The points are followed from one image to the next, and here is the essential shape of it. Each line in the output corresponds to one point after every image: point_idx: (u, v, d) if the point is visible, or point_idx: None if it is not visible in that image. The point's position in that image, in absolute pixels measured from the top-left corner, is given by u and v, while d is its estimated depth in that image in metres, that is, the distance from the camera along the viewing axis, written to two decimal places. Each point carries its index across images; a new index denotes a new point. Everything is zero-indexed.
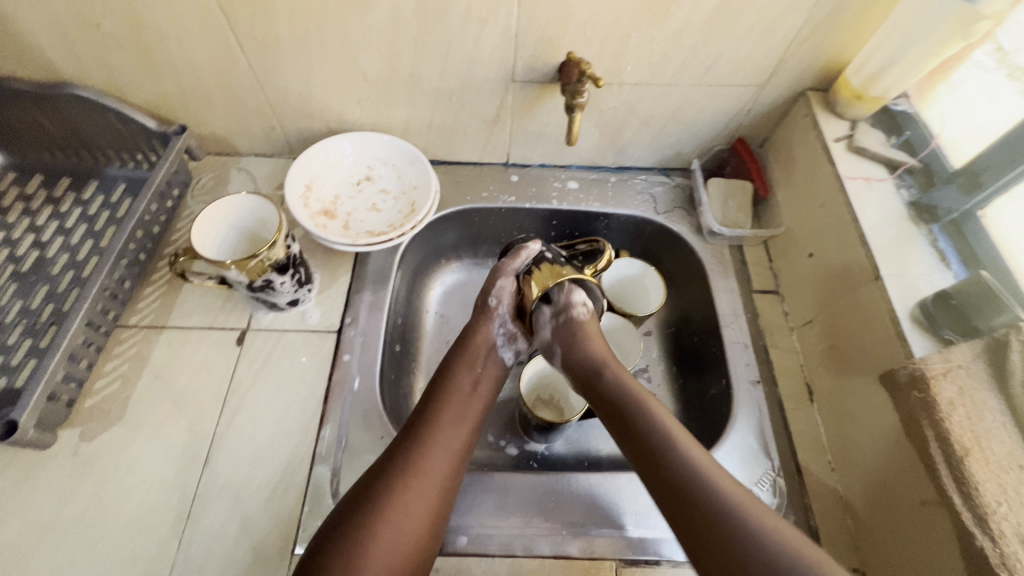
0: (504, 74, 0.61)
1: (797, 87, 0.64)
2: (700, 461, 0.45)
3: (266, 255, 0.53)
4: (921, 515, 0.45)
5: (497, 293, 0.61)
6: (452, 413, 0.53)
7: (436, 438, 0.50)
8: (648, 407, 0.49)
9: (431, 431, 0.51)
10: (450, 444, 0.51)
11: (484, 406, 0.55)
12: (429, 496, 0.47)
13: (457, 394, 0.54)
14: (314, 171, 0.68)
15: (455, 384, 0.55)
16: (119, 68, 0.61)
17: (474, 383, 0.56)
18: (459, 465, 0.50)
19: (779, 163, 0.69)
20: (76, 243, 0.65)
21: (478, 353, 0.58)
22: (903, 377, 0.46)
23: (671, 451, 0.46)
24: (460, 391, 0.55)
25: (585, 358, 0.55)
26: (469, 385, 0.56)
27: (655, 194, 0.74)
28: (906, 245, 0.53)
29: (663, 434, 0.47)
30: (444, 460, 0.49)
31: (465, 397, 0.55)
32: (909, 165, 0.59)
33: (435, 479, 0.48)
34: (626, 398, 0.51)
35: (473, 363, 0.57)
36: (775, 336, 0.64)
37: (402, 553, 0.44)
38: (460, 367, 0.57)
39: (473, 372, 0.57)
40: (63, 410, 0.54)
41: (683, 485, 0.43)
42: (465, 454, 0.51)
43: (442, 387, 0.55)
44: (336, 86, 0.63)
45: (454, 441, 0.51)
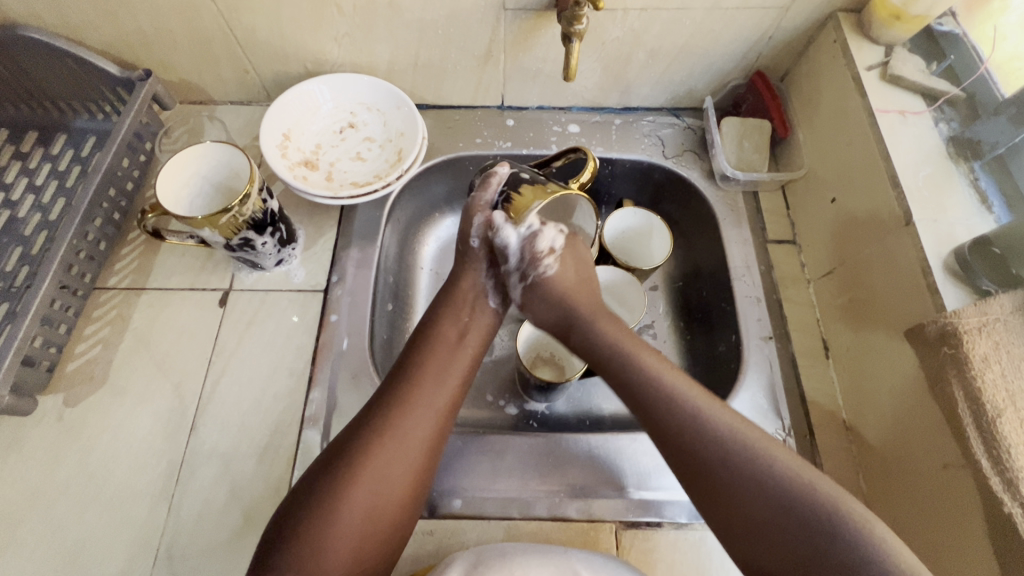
0: (494, 2, 0.55)
1: (827, 8, 0.57)
2: (690, 393, 0.42)
3: (239, 209, 0.49)
4: (943, 478, 0.42)
5: (475, 227, 0.52)
6: (434, 366, 0.48)
7: (418, 396, 0.46)
8: (635, 359, 0.45)
9: (411, 384, 0.47)
10: (432, 402, 0.47)
11: (474, 357, 0.51)
12: (406, 456, 0.44)
13: (440, 346, 0.50)
14: (292, 117, 0.63)
15: (439, 334, 0.50)
16: (69, 5, 0.55)
17: (462, 332, 0.51)
18: (441, 422, 0.47)
19: (802, 97, 0.63)
20: (48, 202, 0.61)
21: (464, 298, 0.53)
22: (933, 333, 0.42)
23: (659, 408, 0.42)
24: (444, 341, 0.50)
25: (577, 301, 0.51)
26: (454, 336, 0.51)
27: (664, 136, 0.68)
28: (943, 186, 0.48)
29: (658, 393, 0.43)
30: (424, 417, 0.46)
31: (451, 348, 0.50)
32: (951, 96, 0.53)
33: (414, 437, 0.45)
34: (612, 345, 0.47)
35: (461, 311, 0.52)
36: (790, 289, 0.60)
37: (379, 512, 0.42)
38: (444, 316, 0.52)
39: (460, 320, 0.52)
40: (44, 376, 0.52)
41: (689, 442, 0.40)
42: (448, 410, 0.48)
43: (426, 335, 0.51)
44: (308, 21, 0.57)
45: (436, 398, 0.47)
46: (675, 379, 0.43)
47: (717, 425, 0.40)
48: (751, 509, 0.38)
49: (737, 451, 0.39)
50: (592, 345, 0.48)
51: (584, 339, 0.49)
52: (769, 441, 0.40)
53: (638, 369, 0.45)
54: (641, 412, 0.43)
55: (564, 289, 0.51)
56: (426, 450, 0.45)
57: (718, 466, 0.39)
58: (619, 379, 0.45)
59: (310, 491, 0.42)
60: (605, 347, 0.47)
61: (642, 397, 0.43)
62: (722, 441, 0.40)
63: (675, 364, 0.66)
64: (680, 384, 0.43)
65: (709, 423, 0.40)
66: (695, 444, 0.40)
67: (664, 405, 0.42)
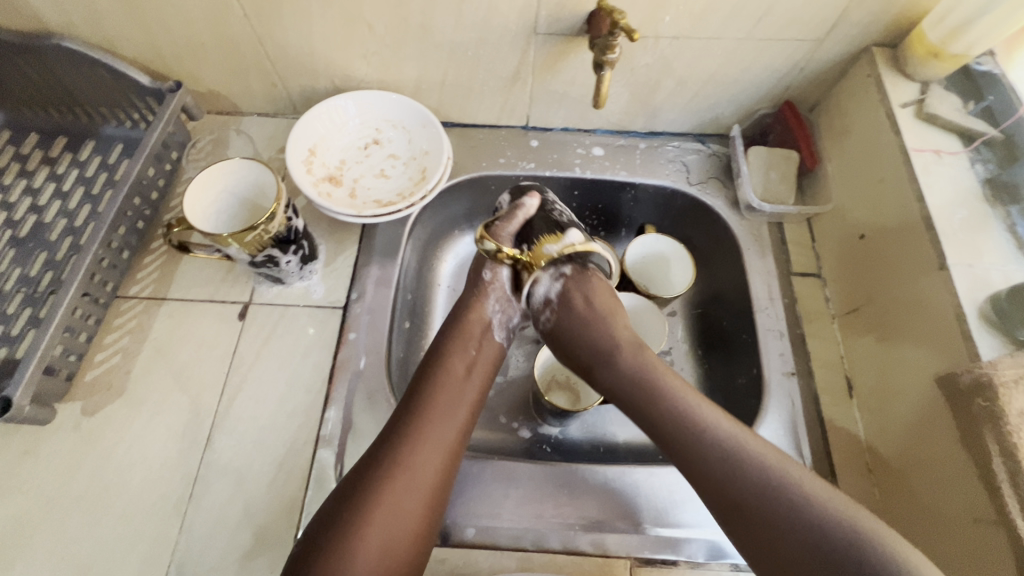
0: (525, 26, 0.54)
1: (861, 41, 0.56)
2: (715, 418, 0.45)
3: (265, 226, 0.49)
4: (972, 534, 0.41)
5: (495, 268, 0.58)
6: (443, 403, 0.50)
7: (428, 431, 0.48)
8: (661, 394, 0.47)
9: (420, 419, 0.48)
10: (442, 438, 0.48)
11: (480, 390, 0.53)
12: (419, 492, 0.45)
13: (448, 380, 0.52)
14: (318, 133, 0.63)
15: (447, 369, 0.52)
16: (105, 18, 0.56)
17: (469, 366, 0.53)
18: (451, 456, 0.48)
19: (831, 129, 0.62)
20: (74, 208, 0.62)
21: (472, 333, 0.55)
22: (965, 384, 0.41)
23: (694, 441, 0.44)
24: (451, 374, 0.52)
25: (598, 331, 0.51)
26: (463, 370, 0.53)
27: (689, 162, 0.67)
28: (978, 230, 0.47)
29: (699, 432, 0.44)
30: (434, 450, 0.47)
31: (458, 383, 0.52)
32: (988, 137, 0.52)
33: (425, 472, 0.46)
34: (640, 378, 0.48)
35: (468, 345, 0.54)
36: (815, 324, 0.59)
37: (394, 551, 0.43)
38: (453, 349, 0.54)
39: (468, 354, 0.54)
40: (63, 384, 0.52)
41: (697, 448, 0.44)
42: (457, 444, 0.49)
43: (436, 368, 0.52)
44: (339, 39, 0.57)
45: (444, 433, 0.48)
46: (702, 404, 0.46)
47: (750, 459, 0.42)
48: (791, 542, 0.39)
49: (767, 473, 0.41)
50: (619, 380, 0.50)
51: (612, 374, 0.50)
52: (796, 468, 0.42)
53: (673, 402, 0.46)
54: (670, 443, 0.45)
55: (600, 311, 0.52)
56: (437, 485, 0.47)
57: (744, 482, 0.41)
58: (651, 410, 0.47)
59: (327, 532, 0.43)
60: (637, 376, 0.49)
61: (674, 430, 0.45)
62: (730, 447, 0.43)
63: None
64: (702, 408, 0.45)
65: (741, 457, 0.42)
66: (732, 476, 0.42)
67: (707, 442, 0.43)
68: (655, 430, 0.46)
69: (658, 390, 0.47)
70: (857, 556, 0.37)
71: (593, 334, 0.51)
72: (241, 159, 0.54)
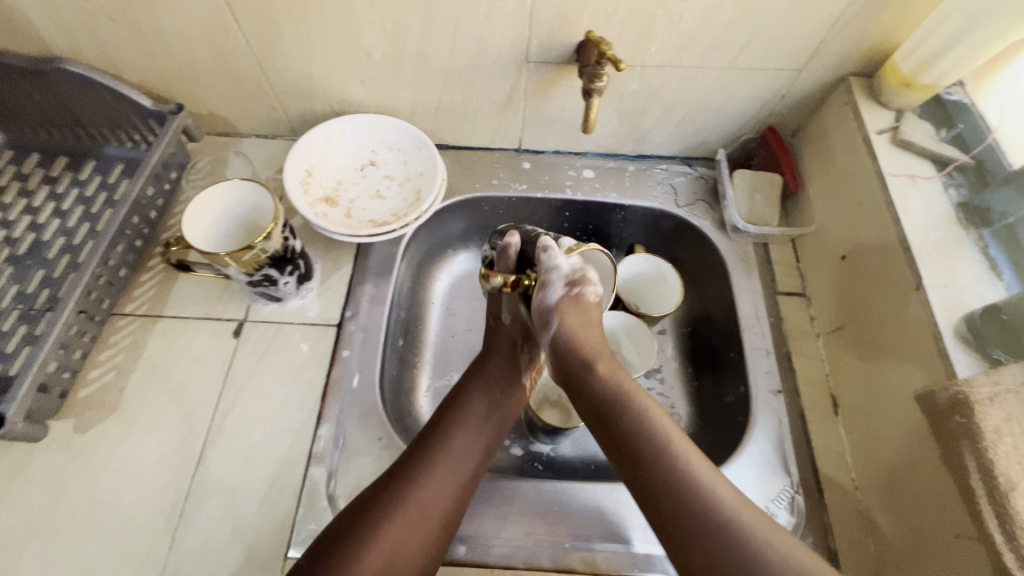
0: (517, 54, 0.57)
1: (839, 71, 0.59)
2: (687, 451, 0.42)
3: (262, 246, 0.51)
4: (955, 550, 0.41)
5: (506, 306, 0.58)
6: (461, 439, 0.51)
7: (447, 462, 0.49)
8: (633, 409, 0.45)
9: (441, 451, 0.50)
10: (460, 467, 0.49)
11: (500, 428, 0.55)
12: (430, 517, 0.46)
13: (472, 413, 0.53)
14: (315, 155, 0.65)
15: (473, 402, 0.54)
16: (111, 44, 0.58)
17: (494, 404, 0.55)
18: (464, 492, 0.49)
19: (813, 153, 0.64)
20: (73, 226, 0.63)
21: (495, 375, 0.56)
22: (942, 401, 0.42)
23: (664, 473, 0.41)
24: (471, 412, 0.54)
25: (583, 345, 0.49)
26: (487, 406, 0.55)
27: (676, 185, 0.69)
28: (953, 251, 0.49)
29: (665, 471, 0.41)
30: (450, 479, 0.48)
31: (478, 418, 0.53)
32: (960, 163, 0.54)
33: (438, 501, 0.47)
34: (614, 402, 0.46)
35: (494, 387, 0.56)
36: (800, 343, 0.60)
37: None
38: (480, 385, 0.56)
39: (491, 391, 0.55)
40: (56, 401, 0.53)
41: (665, 479, 0.41)
42: (469, 480, 0.50)
43: (458, 402, 0.55)
44: (338, 66, 0.59)
45: (462, 465, 0.50)
46: (672, 432, 0.43)
47: (726, 512, 0.38)
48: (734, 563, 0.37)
49: (729, 518, 0.38)
50: (597, 399, 0.47)
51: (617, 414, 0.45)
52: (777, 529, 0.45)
53: (646, 430, 0.44)
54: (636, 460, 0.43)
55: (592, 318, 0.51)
56: (446, 517, 0.47)
57: (699, 509, 0.39)
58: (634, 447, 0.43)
59: (338, 544, 0.44)
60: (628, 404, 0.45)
61: (647, 454, 0.42)
62: (699, 483, 0.40)
63: (682, 411, 0.66)
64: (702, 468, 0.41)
65: (714, 494, 0.40)
66: (683, 490, 0.40)
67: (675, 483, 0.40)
68: (633, 451, 0.43)
69: (637, 422, 0.44)
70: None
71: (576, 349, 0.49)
72: (238, 179, 0.56)
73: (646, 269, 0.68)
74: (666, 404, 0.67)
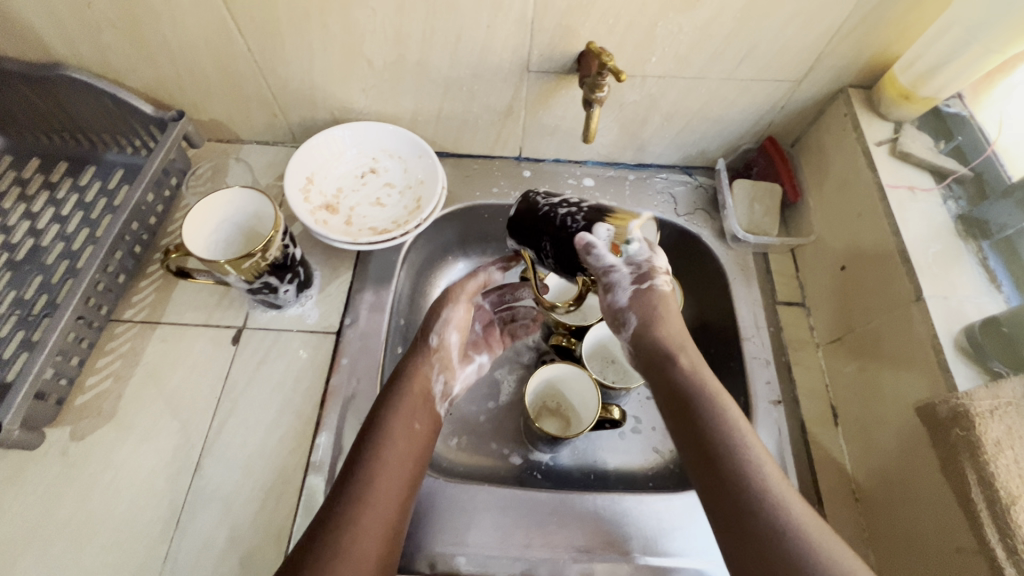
0: (518, 63, 0.57)
1: (838, 83, 0.59)
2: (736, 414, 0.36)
3: (262, 254, 0.51)
4: (956, 563, 0.41)
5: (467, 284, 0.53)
6: (385, 468, 0.42)
7: (372, 495, 0.40)
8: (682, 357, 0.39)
9: (366, 479, 0.40)
10: (389, 497, 0.41)
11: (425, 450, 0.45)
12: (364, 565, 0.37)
13: (394, 439, 0.43)
14: (316, 162, 0.65)
15: (391, 429, 0.44)
16: (112, 50, 0.58)
17: (412, 424, 0.45)
18: (395, 529, 0.40)
19: (812, 164, 0.64)
20: (72, 232, 0.63)
21: (415, 395, 0.47)
22: (943, 414, 0.42)
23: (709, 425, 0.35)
24: (394, 437, 0.44)
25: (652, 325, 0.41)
26: (405, 431, 0.44)
27: (676, 194, 0.69)
28: (952, 263, 0.49)
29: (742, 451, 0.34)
30: (380, 516, 0.39)
31: (402, 443, 0.44)
32: (959, 175, 0.55)
33: (371, 544, 0.38)
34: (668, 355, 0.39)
35: (410, 408, 0.46)
36: (799, 353, 0.60)
37: None
38: (392, 407, 0.46)
39: (413, 412, 0.46)
40: (53, 408, 0.52)
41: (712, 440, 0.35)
42: (396, 524, 0.41)
43: (376, 426, 0.44)
44: (339, 74, 0.60)
45: (390, 495, 0.41)
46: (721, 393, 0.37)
47: (790, 515, 0.32)
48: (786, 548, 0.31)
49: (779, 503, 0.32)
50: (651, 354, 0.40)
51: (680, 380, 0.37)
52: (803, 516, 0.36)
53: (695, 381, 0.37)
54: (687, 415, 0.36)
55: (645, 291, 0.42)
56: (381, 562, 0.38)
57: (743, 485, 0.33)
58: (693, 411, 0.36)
59: None
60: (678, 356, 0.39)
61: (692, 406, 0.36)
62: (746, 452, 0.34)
63: None
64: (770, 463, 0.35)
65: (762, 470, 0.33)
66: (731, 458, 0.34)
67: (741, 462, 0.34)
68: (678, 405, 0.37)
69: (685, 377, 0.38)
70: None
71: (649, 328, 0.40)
72: (239, 187, 0.56)
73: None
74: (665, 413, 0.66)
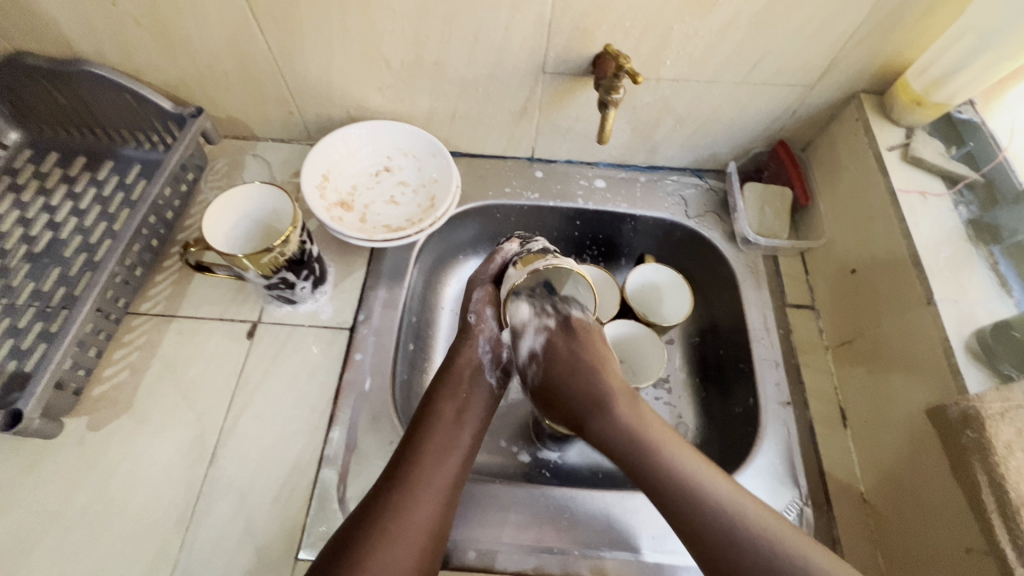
0: (534, 65, 0.58)
1: (850, 88, 0.60)
2: (713, 478, 0.46)
3: (280, 249, 0.52)
4: (964, 564, 0.41)
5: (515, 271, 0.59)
6: (434, 447, 0.51)
7: (420, 476, 0.49)
8: (660, 451, 0.48)
9: (415, 463, 0.49)
10: (440, 473, 0.50)
11: (473, 432, 0.54)
12: (415, 533, 0.46)
13: (440, 424, 0.53)
14: (332, 160, 0.66)
15: (438, 414, 0.53)
16: (134, 46, 0.58)
17: (459, 411, 0.54)
18: (448, 501, 0.49)
19: (823, 168, 0.65)
20: (89, 225, 0.63)
21: (462, 377, 0.57)
22: (955, 416, 0.42)
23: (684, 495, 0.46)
24: (442, 420, 0.53)
25: (596, 390, 0.54)
26: (452, 415, 0.54)
27: (687, 196, 0.70)
28: (963, 268, 0.50)
29: (623, 429, 0.51)
30: (431, 493, 0.48)
31: (450, 425, 0.53)
32: (970, 180, 0.55)
33: (422, 514, 0.47)
34: (631, 434, 0.50)
35: (458, 392, 0.56)
36: (808, 355, 0.60)
37: None
38: (443, 395, 0.55)
39: (457, 399, 0.55)
40: (71, 398, 0.53)
41: (672, 484, 0.46)
42: (453, 488, 0.50)
43: (428, 414, 0.53)
44: (356, 73, 0.60)
45: (437, 475, 0.49)
46: (683, 451, 0.48)
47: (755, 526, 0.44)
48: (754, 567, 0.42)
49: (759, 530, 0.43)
50: (612, 435, 0.51)
51: (605, 427, 0.52)
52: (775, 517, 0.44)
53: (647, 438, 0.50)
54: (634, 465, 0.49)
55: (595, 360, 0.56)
56: (433, 529, 0.47)
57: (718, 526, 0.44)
58: (616, 433, 0.51)
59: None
60: (595, 390, 0.54)
61: (640, 455, 0.49)
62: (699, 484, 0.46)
63: (689, 421, 0.66)
64: (672, 445, 0.49)
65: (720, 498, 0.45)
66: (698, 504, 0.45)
67: (637, 434, 0.50)
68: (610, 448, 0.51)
69: (648, 450, 0.49)
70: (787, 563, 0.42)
71: (585, 394, 0.54)
72: (258, 183, 0.57)
73: (658, 275, 0.69)
74: (674, 414, 0.67)
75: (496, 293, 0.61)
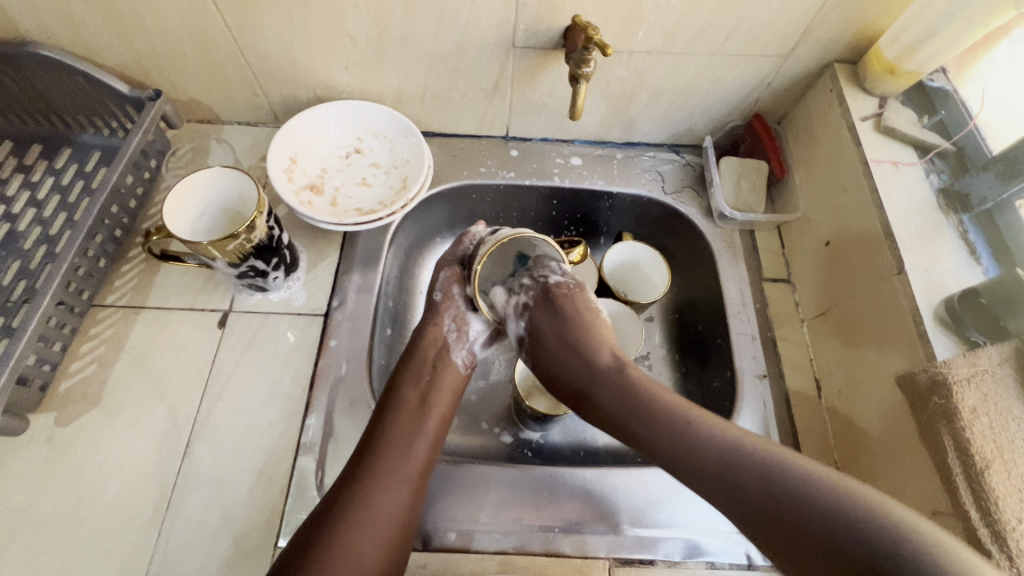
0: (504, 38, 0.56)
1: (824, 58, 0.59)
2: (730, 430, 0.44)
3: (246, 236, 0.50)
4: None
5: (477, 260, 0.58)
6: (399, 435, 0.50)
7: (385, 464, 0.48)
8: (661, 417, 0.46)
9: (382, 453, 0.48)
10: (407, 461, 0.49)
11: (439, 420, 0.53)
12: (386, 522, 0.45)
13: (404, 412, 0.51)
14: (299, 142, 0.64)
15: (401, 402, 0.52)
16: (84, 27, 0.56)
17: (423, 396, 0.54)
18: (417, 490, 0.48)
19: (798, 140, 0.65)
20: (49, 216, 0.61)
21: (427, 359, 0.56)
22: (923, 383, 0.43)
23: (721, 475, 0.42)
24: (407, 407, 0.52)
25: (580, 360, 0.53)
26: (416, 401, 0.53)
27: (664, 172, 0.69)
28: (935, 236, 0.50)
29: (616, 400, 0.49)
30: (399, 481, 0.47)
31: (414, 414, 0.52)
32: (941, 149, 0.55)
33: (392, 503, 0.46)
34: (621, 398, 0.49)
35: (421, 377, 0.55)
36: (785, 328, 0.61)
37: None
38: (405, 382, 0.54)
39: (420, 384, 0.54)
40: (36, 394, 0.52)
41: (671, 442, 0.45)
42: (421, 475, 0.49)
43: (391, 404, 0.52)
44: (320, 51, 0.58)
45: (404, 463, 0.48)
46: (696, 415, 0.45)
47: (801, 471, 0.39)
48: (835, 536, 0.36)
49: (828, 488, 0.38)
50: (605, 404, 0.50)
51: (598, 396, 0.51)
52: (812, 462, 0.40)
53: (653, 404, 0.48)
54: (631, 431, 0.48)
55: (578, 333, 0.55)
56: (403, 519, 0.46)
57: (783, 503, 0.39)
58: (619, 404, 0.49)
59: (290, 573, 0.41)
60: (584, 366, 0.53)
61: (635, 419, 0.48)
62: (728, 448, 0.43)
63: None
64: (673, 404, 0.47)
65: (802, 471, 0.40)
66: (738, 482, 0.41)
67: (634, 405, 0.48)
68: (597, 410, 0.51)
69: (657, 422, 0.46)
70: (846, 513, 0.36)
71: (577, 369, 0.53)
72: (221, 167, 0.55)
73: (632, 252, 0.69)
74: None
75: (464, 271, 0.60)
